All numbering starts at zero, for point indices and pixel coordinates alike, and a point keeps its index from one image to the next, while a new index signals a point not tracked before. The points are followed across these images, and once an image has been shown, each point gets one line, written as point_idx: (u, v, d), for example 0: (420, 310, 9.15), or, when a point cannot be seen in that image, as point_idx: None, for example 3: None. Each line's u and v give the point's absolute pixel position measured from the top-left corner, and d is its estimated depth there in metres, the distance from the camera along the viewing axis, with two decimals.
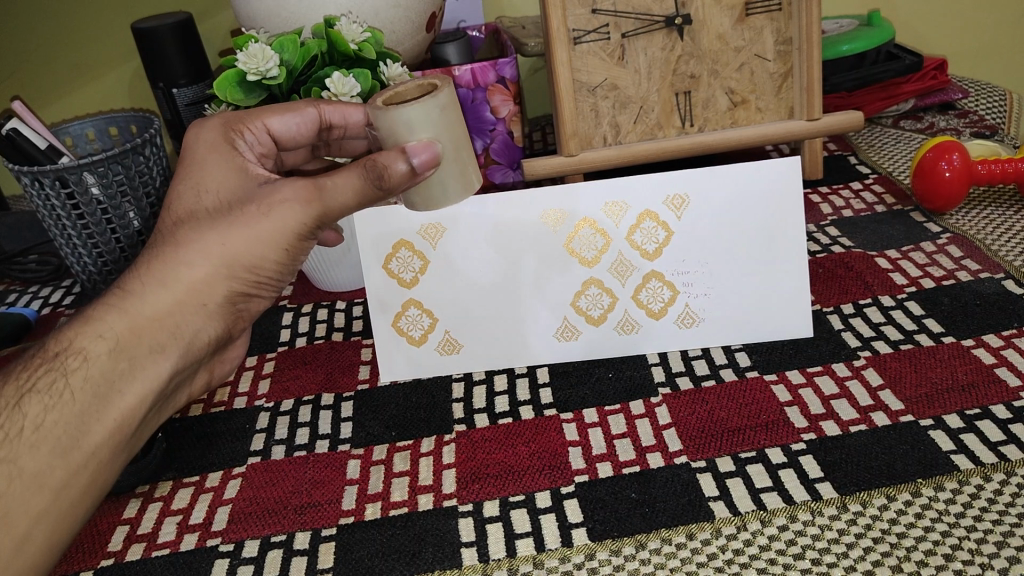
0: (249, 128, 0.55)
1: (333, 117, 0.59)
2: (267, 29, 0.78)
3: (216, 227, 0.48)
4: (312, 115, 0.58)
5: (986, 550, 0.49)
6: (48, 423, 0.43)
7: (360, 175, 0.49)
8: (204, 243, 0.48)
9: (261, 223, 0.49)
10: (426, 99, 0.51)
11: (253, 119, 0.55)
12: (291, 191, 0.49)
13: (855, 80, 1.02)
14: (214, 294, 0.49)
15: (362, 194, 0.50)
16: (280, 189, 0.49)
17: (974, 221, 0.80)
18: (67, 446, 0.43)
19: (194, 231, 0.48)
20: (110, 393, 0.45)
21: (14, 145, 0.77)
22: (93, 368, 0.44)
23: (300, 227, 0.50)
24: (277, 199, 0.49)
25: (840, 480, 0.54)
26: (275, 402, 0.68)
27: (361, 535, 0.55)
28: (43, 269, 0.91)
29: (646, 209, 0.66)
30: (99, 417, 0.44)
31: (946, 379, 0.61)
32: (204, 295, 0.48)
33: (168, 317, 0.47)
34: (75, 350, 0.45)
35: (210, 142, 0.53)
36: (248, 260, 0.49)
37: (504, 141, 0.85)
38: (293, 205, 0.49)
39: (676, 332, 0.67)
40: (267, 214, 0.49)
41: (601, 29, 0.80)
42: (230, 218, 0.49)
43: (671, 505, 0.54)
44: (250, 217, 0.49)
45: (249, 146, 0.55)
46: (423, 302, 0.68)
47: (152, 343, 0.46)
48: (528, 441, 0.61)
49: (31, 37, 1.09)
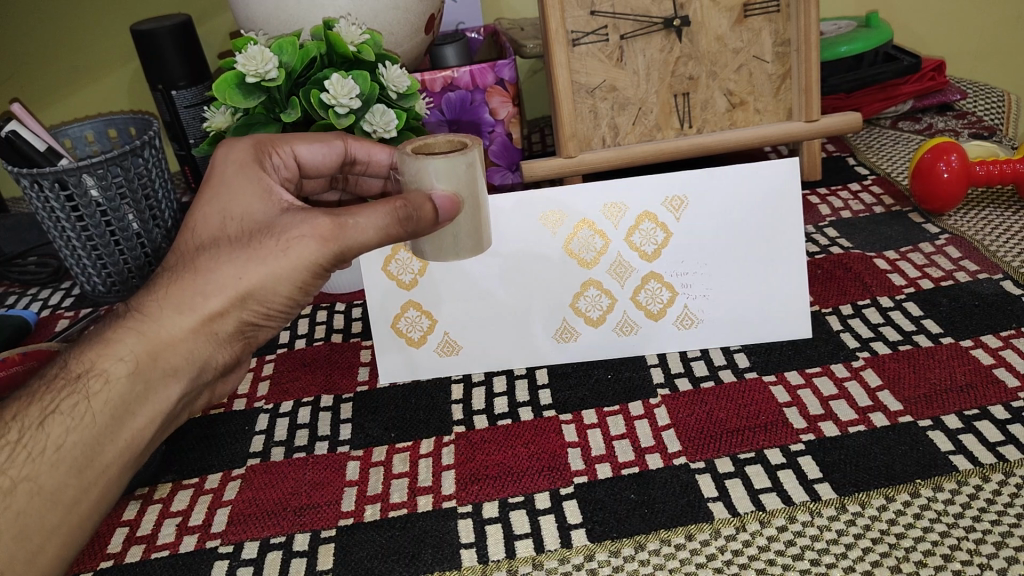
0: (278, 152, 0.55)
1: (359, 153, 0.60)
2: (266, 31, 0.78)
3: (229, 246, 0.48)
4: (338, 147, 0.59)
5: (985, 551, 0.49)
6: (68, 444, 0.43)
7: (387, 215, 0.49)
8: (223, 273, 0.47)
9: (278, 258, 0.48)
10: (455, 154, 0.52)
11: (285, 144, 0.56)
12: (317, 234, 0.48)
13: (853, 82, 1.02)
14: (227, 322, 0.48)
15: (384, 234, 0.50)
16: (306, 228, 0.48)
17: (972, 222, 0.80)
18: (82, 465, 0.44)
19: (212, 260, 0.47)
20: (124, 416, 0.45)
21: (13, 147, 0.77)
22: (111, 386, 0.45)
23: (316, 262, 0.49)
24: (298, 236, 0.48)
25: (838, 480, 0.54)
26: (275, 403, 0.68)
27: (361, 537, 0.55)
28: (42, 271, 0.91)
29: (644, 211, 0.66)
30: (114, 438, 0.45)
31: (944, 380, 0.61)
32: (218, 323, 0.48)
33: (183, 342, 0.47)
34: (97, 372, 0.45)
35: (240, 164, 0.52)
36: (262, 293, 0.48)
37: (503, 143, 0.85)
38: (311, 241, 0.48)
39: (675, 333, 0.67)
40: (288, 251, 0.48)
41: (599, 31, 0.81)
42: (249, 248, 0.48)
43: (670, 507, 0.54)
44: (272, 255, 0.48)
45: (276, 169, 0.54)
46: (422, 304, 0.68)
47: (167, 364, 0.47)
48: (528, 443, 0.61)
49: (31, 38, 1.09)
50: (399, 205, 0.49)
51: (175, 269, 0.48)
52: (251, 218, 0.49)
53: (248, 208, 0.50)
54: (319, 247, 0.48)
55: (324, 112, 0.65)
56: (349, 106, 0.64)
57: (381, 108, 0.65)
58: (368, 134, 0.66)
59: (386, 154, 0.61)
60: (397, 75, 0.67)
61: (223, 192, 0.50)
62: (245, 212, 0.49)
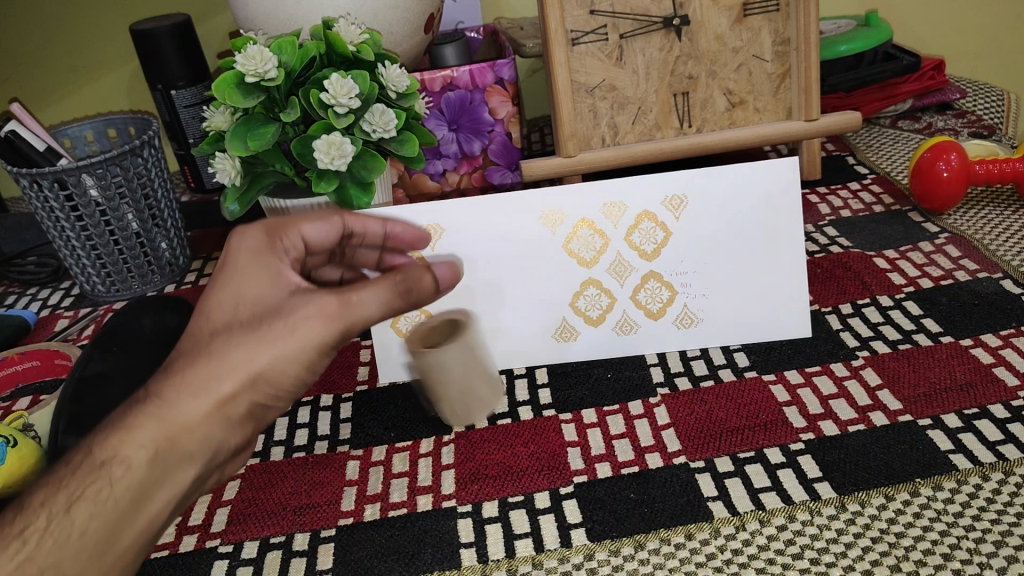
0: (287, 236, 0.49)
1: (357, 226, 0.54)
2: (265, 31, 0.78)
3: (240, 329, 0.43)
4: (338, 224, 0.52)
5: (985, 550, 0.49)
6: (88, 534, 0.36)
7: (389, 290, 0.47)
8: (234, 356, 0.42)
9: (288, 343, 0.43)
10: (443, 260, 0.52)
11: (290, 226, 0.50)
12: (321, 313, 0.45)
13: (852, 82, 1.02)
14: (240, 407, 0.42)
15: (388, 307, 0.48)
16: (311, 308, 0.44)
17: (972, 221, 0.80)
18: (97, 554, 0.37)
19: (226, 342, 0.42)
20: (142, 502, 0.38)
21: (13, 147, 0.77)
22: (133, 473, 0.38)
23: (324, 344, 0.45)
24: (304, 316, 0.44)
25: (837, 480, 0.54)
26: None
27: (361, 536, 0.55)
28: (41, 271, 0.91)
29: (643, 210, 0.66)
30: (130, 525, 0.38)
31: (944, 379, 0.61)
32: (230, 408, 0.41)
33: (200, 426, 0.40)
34: (118, 459, 0.38)
35: (251, 250, 0.47)
36: (274, 375, 0.43)
37: (502, 142, 0.85)
38: (318, 321, 0.44)
39: (674, 332, 0.67)
40: (298, 330, 0.44)
41: (599, 30, 0.81)
42: (257, 332, 0.43)
43: (670, 506, 0.54)
44: (280, 338, 0.43)
45: (287, 253, 0.49)
46: (421, 303, 0.67)
47: (182, 452, 0.40)
48: (527, 442, 0.61)
49: (30, 38, 1.09)
50: (398, 278, 0.48)
51: (195, 357, 0.42)
52: (260, 302, 0.45)
53: (260, 293, 0.45)
54: (327, 326, 0.45)
55: (323, 112, 0.64)
56: (349, 105, 0.64)
57: (380, 108, 0.65)
58: (368, 133, 0.66)
59: (380, 224, 0.56)
60: (397, 74, 0.67)
61: (234, 279, 0.45)
62: (259, 297, 0.45)
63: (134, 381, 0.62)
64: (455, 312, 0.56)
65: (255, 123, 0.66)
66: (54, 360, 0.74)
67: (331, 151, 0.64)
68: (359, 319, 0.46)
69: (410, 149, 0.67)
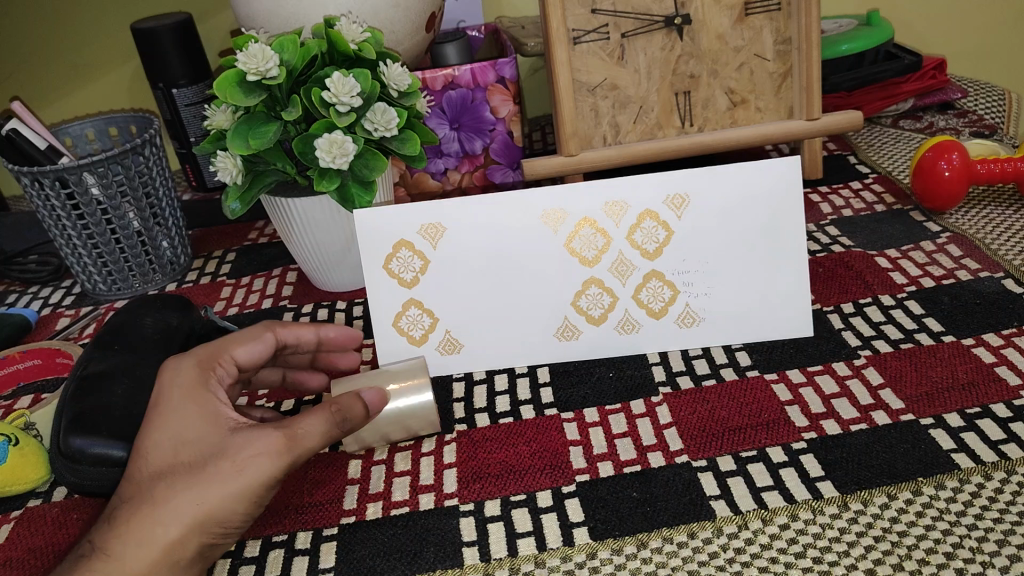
0: (221, 364, 0.56)
1: (287, 337, 0.62)
2: (267, 29, 0.78)
3: (185, 472, 0.48)
4: (269, 339, 0.60)
5: (987, 549, 0.49)
6: None
7: (325, 418, 0.52)
8: (180, 501, 0.47)
9: (234, 481, 0.48)
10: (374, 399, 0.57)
11: (223, 354, 0.56)
12: (268, 449, 0.49)
13: (853, 81, 1.02)
14: (187, 548, 0.48)
15: (328, 435, 0.52)
16: (258, 444, 0.49)
17: (974, 221, 0.80)
18: None
19: (170, 489, 0.48)
20: None
21: (14, 145, 0.77)
22: None
23: (270, 478, 0.50)
24: (251, 454, 0.49)
25: (840, 479, 0.54)
26: (275, 402, 0.67)
27: (363, 535, 0.55)
28: (43, 269, 0.91)
29: (645, 209, 0.66)
30: None
31: (946, 378, 0.61)
32: (178, 551, 0.47)
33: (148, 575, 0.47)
34: None
35: (185, 385, 0.53)
36: (219, 516, 0.48)
37: (504, 141, 0.85)
38: (265, 458, 0.49)
39: (677, 331, 0.67)
40: (243, 471, 0.48)
41: (600, 29, 0.80)
42: (200, 475, 0.48)
43: (672, 504, 0.54)
44: (223, 479, 0.48)
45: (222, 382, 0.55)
46: (423, 302, 0.67)
47: None
48: (529, 441, 0.61)
49: (31, 35, 1.09)
50: (334, 407, 0.53)
51: (143, 502, 0.48)
52: (201, 442, 0.50)
53: (199, 434, 0.50)
54: (275, 461, 0.49)
55: (325, 111, 0.64)
56: (350, 103, 0.64)
57: (382, 107, 0.65)
58: (369, 131, 0.66)
59: (311, 330, 0.64)
60: (398, 73, 0.67)
61: (169, 420, 0.51)
62: (197, 435, 0.50)
63: (137, 384, 0.61)
64: (422, 373, 0.61)
65: (257, 121, 0.66)
66: (56, 358, 0.74)
67: (333, 150, 0.64)
68: (304, 449, 0.51)
69: (412, 147, 0.67)
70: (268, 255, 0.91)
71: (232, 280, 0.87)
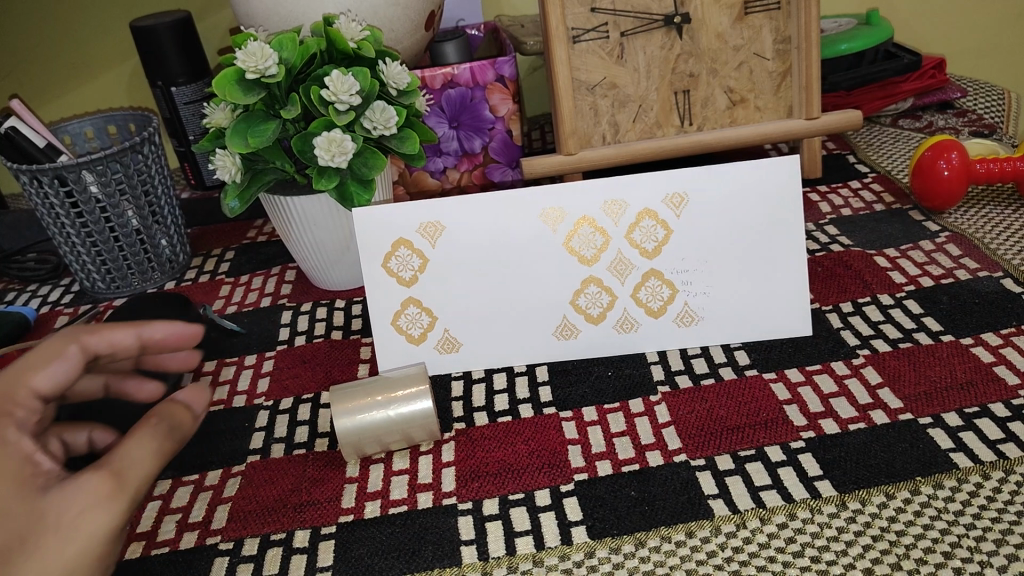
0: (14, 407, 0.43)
1: (98, 346, 0.48)
2: (266, 28, 0.78)
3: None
4: (74, 355, 0.47)
5: (985, 548, 0.49)
6: None
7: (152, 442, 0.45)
8: None
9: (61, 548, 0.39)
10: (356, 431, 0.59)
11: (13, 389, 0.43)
12: (99, 496, 0.41)
13: (853, 80, 1.02)
14: None
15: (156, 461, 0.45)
16: (79, 496, 0.40)
17: (973, 220, 0.80)
18: None
19: None
20: None
21: (13, 144, 0.77)
22: None
23: (114, 527, 0.41)
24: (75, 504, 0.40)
25: (838, 478, 0.54)
26: (274, 400, 0.68)
27: (361, 533, 0.55)
28: (41, 268, 0.91)
29: (644, 208, 0.66)
30: None
31: (945, 377, 0.61)
32: None
33: None
34: None
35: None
36: None
37: (503, 140, 0.85)
38: (102, 505, 0.41)
39: (675, 330, 0.67)
40: (79, 529, 0.40)
41: (600, 28, 0.80)
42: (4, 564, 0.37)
43: (670, 503, 0.54)
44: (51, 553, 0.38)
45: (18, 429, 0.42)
46: (422, 300, 0.67)
47: None
48: (527, 440, 0.61)
49: (30, 33, 1.09)
50: (158, 420, 0.47)
51: None
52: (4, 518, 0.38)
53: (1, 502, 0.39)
54: (111, 507, 0.41)
55: (324, 109, 0.64)
56: (349, 102, 0.64)
57: (381, 105, 0.65)
58: (368, 130, 0.66)
59: (130, 333, 0.51)
60: (398, 71, 0.67)
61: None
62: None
63: None
64: (420, 380, 0.60)
65: (256, 119, 0.65)
66: None
67: (331, 148, 0.64)
68: (135, 485, 0.43)
69: (411, 146, 0.67)
70: (267, 253, 0.91)
71: (231, 278, 0.87)
